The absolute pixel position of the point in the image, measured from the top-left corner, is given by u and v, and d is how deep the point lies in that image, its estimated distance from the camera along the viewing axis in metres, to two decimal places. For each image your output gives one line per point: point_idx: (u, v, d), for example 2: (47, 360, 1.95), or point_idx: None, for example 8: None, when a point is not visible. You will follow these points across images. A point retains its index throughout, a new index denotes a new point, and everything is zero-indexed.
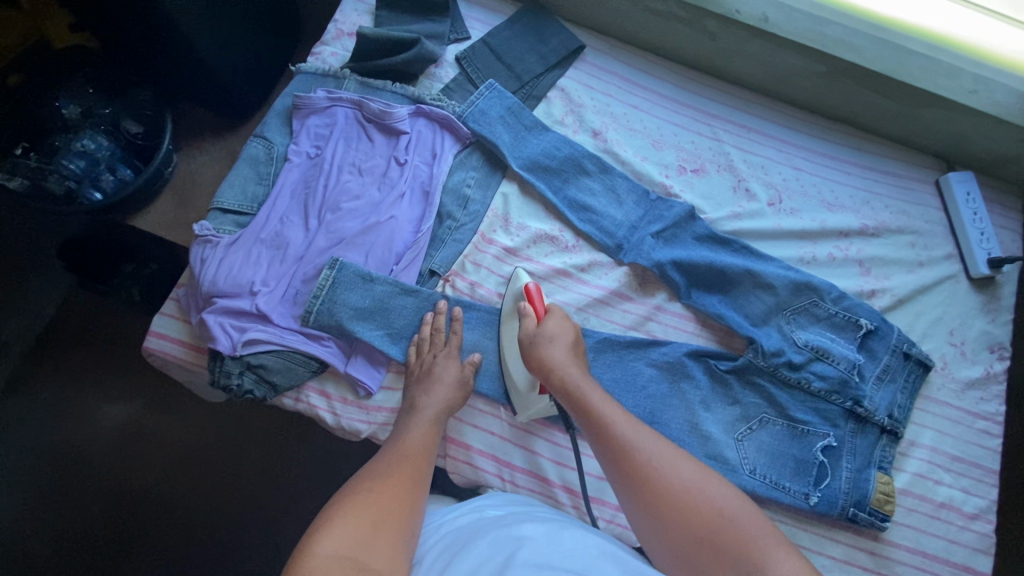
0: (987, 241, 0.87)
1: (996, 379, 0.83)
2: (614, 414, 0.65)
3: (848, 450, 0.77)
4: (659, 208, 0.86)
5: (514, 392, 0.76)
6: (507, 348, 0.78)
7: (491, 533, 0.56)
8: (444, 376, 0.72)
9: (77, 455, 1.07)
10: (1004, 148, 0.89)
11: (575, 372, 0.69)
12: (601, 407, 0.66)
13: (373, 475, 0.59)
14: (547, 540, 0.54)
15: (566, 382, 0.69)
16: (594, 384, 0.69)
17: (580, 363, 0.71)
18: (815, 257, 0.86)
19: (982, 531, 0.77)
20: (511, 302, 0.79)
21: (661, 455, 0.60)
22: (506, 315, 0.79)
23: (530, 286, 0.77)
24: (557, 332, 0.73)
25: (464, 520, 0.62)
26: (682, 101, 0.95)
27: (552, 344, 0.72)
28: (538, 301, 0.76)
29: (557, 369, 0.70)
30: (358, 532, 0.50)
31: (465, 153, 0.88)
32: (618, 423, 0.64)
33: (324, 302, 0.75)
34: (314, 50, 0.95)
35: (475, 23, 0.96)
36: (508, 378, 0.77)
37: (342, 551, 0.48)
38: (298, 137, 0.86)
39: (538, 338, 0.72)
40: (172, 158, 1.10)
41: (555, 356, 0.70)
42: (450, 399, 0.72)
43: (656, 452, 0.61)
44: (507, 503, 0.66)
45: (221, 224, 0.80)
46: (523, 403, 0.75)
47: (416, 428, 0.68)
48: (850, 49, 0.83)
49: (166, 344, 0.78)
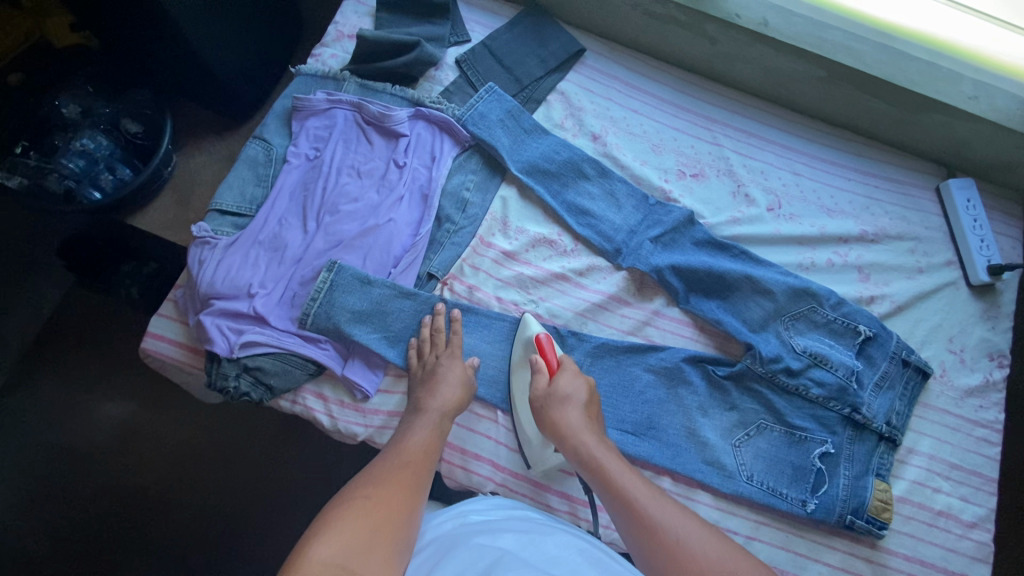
0: (987, 248, 0.87)
1: (995, 386, 0.83)
2: (636, 488, 0.63)
3: (846, 457, 0.77)
4: (658, 213, 0.86)
5: (527, 447, 0.74)
6: (518, 403, 0.76)
7: (474, 538, 0.56)
8: (449, 379, 0.72)
9: (75, 453, 1.07)
10: (1005, 155, 0.89)
11: (592, 440, 0.68)
12: (621, 480, 0.64)
13: (374, 478, 0.59)
14: (531, 546, 0.55)
15: (583, 451, 0.67)
16: (611, 453, 0.68)
17: (595, 426, 0.70)
18: (814, 263, 0.86)
19: (980, 540, 0.76)
20: (520, 350, 0.78)
21: (689, 533, 0.60)
22: (516, 364, 0.78)
23: (542, 336, 0.75)
24: (570, 391, 0.71)
25: (446, 527, 0.61)
26: (682, 106, 0.95)
27: (566, 407, 0.70)
28: (550, 354, 0.74)
29: (573, 436, 0.68)
30: (354, 537, 0.51)
31: (464, 156, 0.88)
32: (640, 499, 0.62)
33: (322, 305, 0.75)
34: (314, 52, 0.94)
35: (475, 26, 0.96)
36: (519, 432, 0.75)
37: (337, 554, 0.48)
38: (297, 138, 0.86)
39: (551, 400, 0.71)
40: (171, 158, 1.10)
41: (570, 420, 0.69)
42: (453, 402, 0.71)
43: (684, 530, 0.60)
44: (490, 507, 0.66)
45: (220, 225, 0.80)
46: (536, 457, 0.74)
47: (419, 432, 0.67)
48: (850, 55, 0.83)
49: (164, 346, 0.78)
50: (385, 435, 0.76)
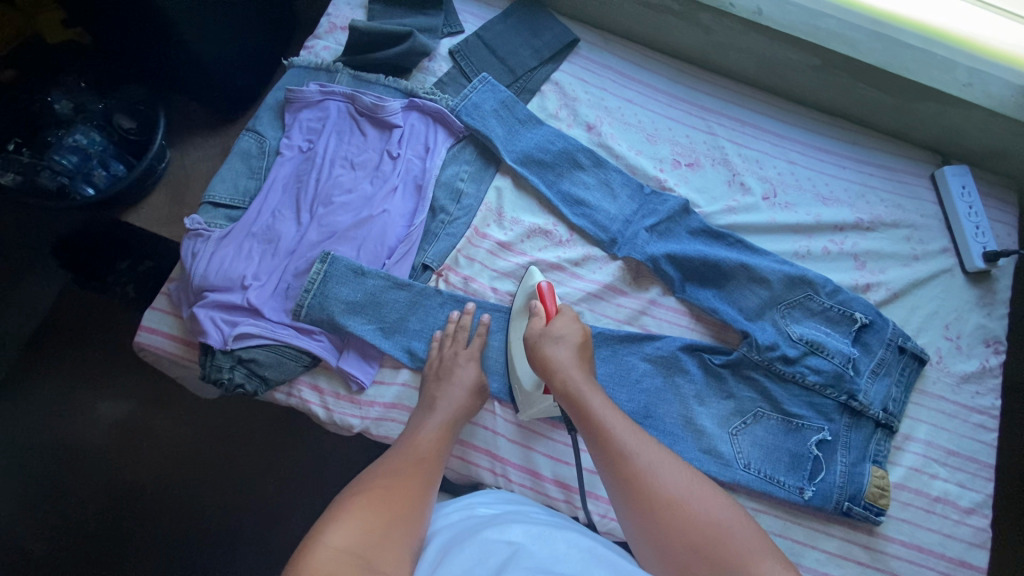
0: (983, 234, 0.87)
1: (992, 372, 0.83)
2: (615, 420, 0.62)
3: (843, 444, 0.77)
4: (653, 202, 0.86)
5: (519, 392, 0.75)
6: (515, 352, 0.77)
7: (483, 532, 0.56)
8: (462, 380, 0.72)
9: (72, 452, 1.06)
10: (999, 142, 0.89)
11: (579, 376, 0.67)
12: (603, 412, 0.63)
13: (385, 471, 0.59)
14: (541, 540, 0.54)
15: (568, 384, 0.66)
16: (596, 389, 0.67)
17: (586, 366, 0.69)
18: (810, 251, 0.86)
19: (978, 526, 0.76)
20: (522, 299, 0.79)
21: (660, 462, 0.58)
22: (517, 312, 0.79)
23: (543, 285, 0.75)
24: (563, 333, 0.71)
25: (456, 519, 0.62)
26: (676, 95, 0.94)
27: (559, 346, 0.70)
28: (549, 301, 0.74)
29: (559, 369, 0.68)
30: (365, 527, 0.51)
31: (458, 147, 0.87)
32: (617, 430, 0.61)
33: (315, 296, 0.74)
34: (306, 44, 0.94)
35: (468, 17, 0.95)
36: (513, 377, 0.76)
37: (347, 544, 0.48)
38: (290, 130, 0.86)
39: (543, 337, 0.71)
40: (164, 154, 1.10)
41: (560, 357, 0.69)
42: (464, 405, 0.71)
43: (658, 463, 0.58)
44: (496, 500, 0.66)
45: (213, 218, 0.80)
46: (526, 401, 0.75)
47: (431, 429, 0.67)
48: (844, 43, 0.83)
49: (157, 339, 0.77)
50: (382, 426, 0.75)
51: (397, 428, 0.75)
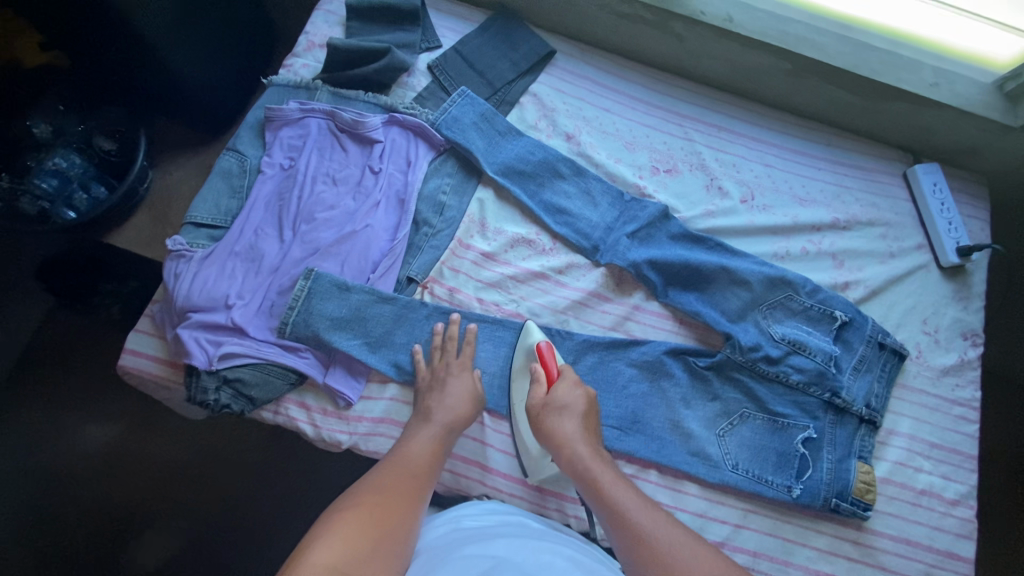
0: (956, 230, 0.89)
1: (971, 365, 0.85)
2: (627, 498, 0.62)
3: (829, 441, 0.78)
4: (633, 209, 0.87)
5: (525, 457, 0.75)
6: (517, 413, 0.76)
7: (466, 547, 0.56)
8: (456, 391, 0.73)
9: (60, 479, 1.05)
10: (967, 138, 0.92)
11: (586, 451, 0.67)
12: (614, 491, 0.63)
13: (375, 487, 0.59)
14: (523, 551, 0.55)
15: (576, 461, 0.67)
16: (605, 464, 0.67)
17: (592, 438, 0.70)
18: (789, 252, 0.88)
19: (963, 517, 0.78)
20: (522, 358, 0.79)
21: (676, 544, 0.57)
22: (517, 373, 0.78)
23: (543, 345, 0.76)
24: (567, 401, 0.72)
25: (440, 533, 0.62)
26: (653, 103, 0.96)
27: (563, 416, 0.70)
28: (550, 362, 0.75)
29: (567, 445, 0.68)
30: (351, 542, 0.50)
31: (439, 160, 0.88)
32: (629, 508, 0.61)
33: (300, 313, 0.75)
34: (285, 63, 0.94)
35: (446, 31, 0.96)
36: (518, 441, 0.76)
37: (333, 560, 0.48)
38: (271, 148, 0.86)
39: (548, 407, 0.71)
40: (146, 175, 1.09)
41: (564, 429, 0.69)
42: (461, 415, 0.71)
43: (672, 545, 0.57)
44: (484, 512, 0.67)
45: (195, 238, 0.80)
46: (534, 467, 0.74)
47: (424, 441, 0.67)
48: (813, 47, 0.85)
49: (142, 362, 0.77)
50: (371, 441, 0.75)
51: (386, 442, 0.75)
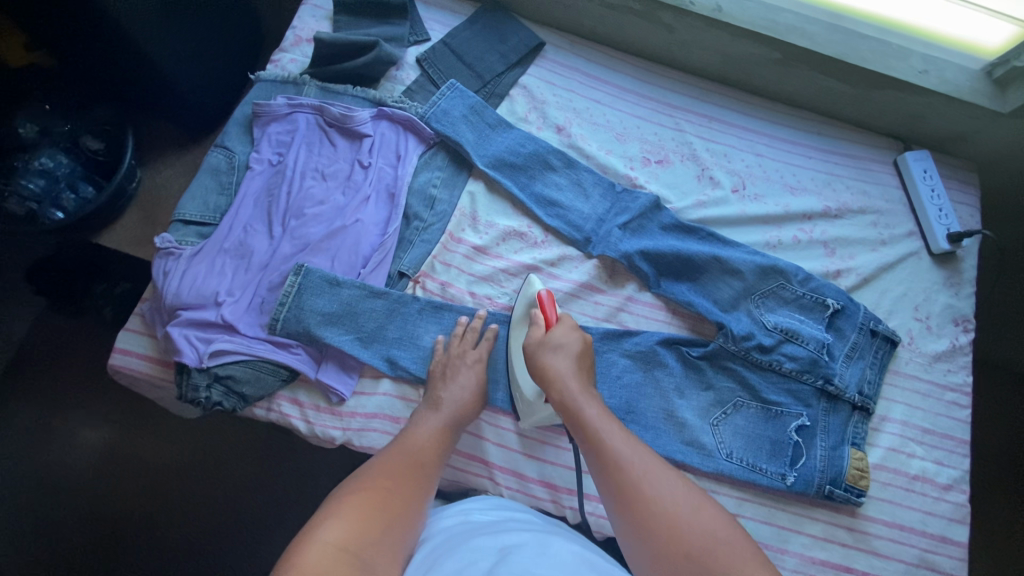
0: (946, 216, 0.89)
1: (962, 350, 0.85)
2: (613, 434, 0.63)
3: (822, 428, 0.78)
4: (625, 200, 0.87)
5: (519, 399, 0.75)
6: (514, 357, 0.77)
7: (475, 538, 0.56)
8: (465, 380, 0.73)
9: (54, 481, 1.04)
10: (957, 125, 0.92)
11: (577, 387, 0.68)
12: (601, 425, 0.64)
13: (382, 470, 0.60)
14: (532, 544, 0.55)
15: (565, 397, 0.67)
16: (594, 400, 0.68)
17: (584, 376, 0.70)
18: (780, 241, 0.88)
19: (956, 502, 0.78)
20: (522, 306, 0.79)
21: (653, 475, 0.59)
22: (517, 321, 0.79)
23: (544, 293, 0.76)
24: (563, 342, 0.72)
25: (450, 524, 0.62)
26: (643, 94, 0.96)
27: (558, 354, 0.71)
28: (550, 310, 0.74)
29: (558, 381, 0.68)
30: (360, 525, 0.52)
31: (429, 153, 0.88)
32: (613, 442, 0.62)
33: (291, 310, 0.74)
34: (272, 58, 0.93)
35: (434, 24, 0.96)
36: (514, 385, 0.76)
37: (342, 540, 0.50)
38: (259, 145, 0.85)
39: (543, 346, 0.72)
40: (134, 173, 1.09)
41: (558, 365, 0.70)
42: (468, 404, 0.72)
43: (651, 474, 0.59)
44: (493, 507, 0.67)
45: (184, 236, 0.79)
46: (527, 411, 0.74)
47: (430, 429, 0.68)
48: (803, 36, 0.85)
49: (132, 361, 0.76)
50: (364, 437, 0.75)
51: (379, 437, 0.75)
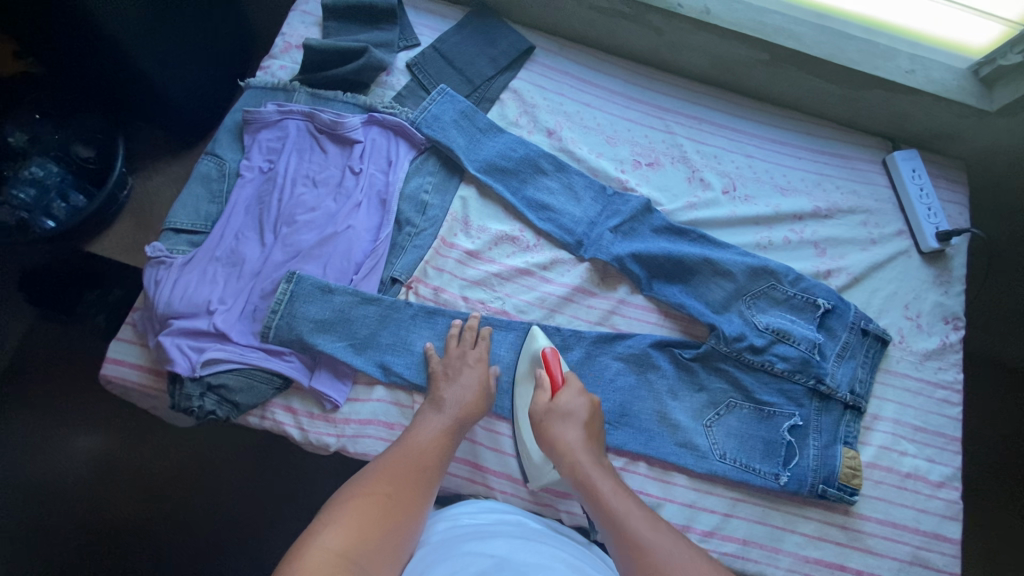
0: (935, 215, 0.90)
1: (952, 348, 0.86)
2: (625, 504, 0.61)
3: (815, 428, 0.79)
4: (616, 203, 0.87)
5: (527, 463, 0.74)
6: (520, 418, 0.76)
7: (467, 543, 0.57)
8: (467, 381, 0.73)
9: (49, 492, 1.03)
10: (945, 125, 0.92)
11: (587, 459, 0.66)
12: (611, 496, 0.62)
13: (383, 472, 0.60)
14: (523, 551, 0.56)
15: (576, 468, 0.66)
16: (606, 473, 0.66)
17: (594, 448, 0.69)
18: (771, 241, 0.88)
19: (948, 498, 0.79)
20: (527, 364, 0.78)
21: (667, 546, 0.55)
22: (522, 379, 0.78)
23: (548, 351, 0.76)
24: (571, 409, 0.71)
25: (439, 530, 0.63)
26: (634, 97, 0.96)
27: (566, 423, 0.70)
28: (555, 368, 0.74)
29: (568, 452, 0.67)
30: (359, 531, 0.52)
31: (421, 159, 0.88)
32: (625, 512, 0.60)
33: (283, 317, 0.74)
34: (262, 65, 0.93)
35: (424, 29, 0.96)
36: (520, 447, 0.75)
37: (341, 547, 0.50)
38: (249, 152, 0.85)
39: (550, 414, 0.71)
40: (126, 182, 1.08)
41: (567, 437, 0.68)
42: (470, 406, 0.72)
43: (664, 547, 0.55)
44: (483, 510, 0.67)
45: (175, 244, 0.79)
46: (534, 471, 0.74)
47: (432, 431, 0.67)
48: (790, 37, 0.86)
49: (124, 371, 0.76)
50: (358, 443, 0.75)
51: (374, 443, 0.75)
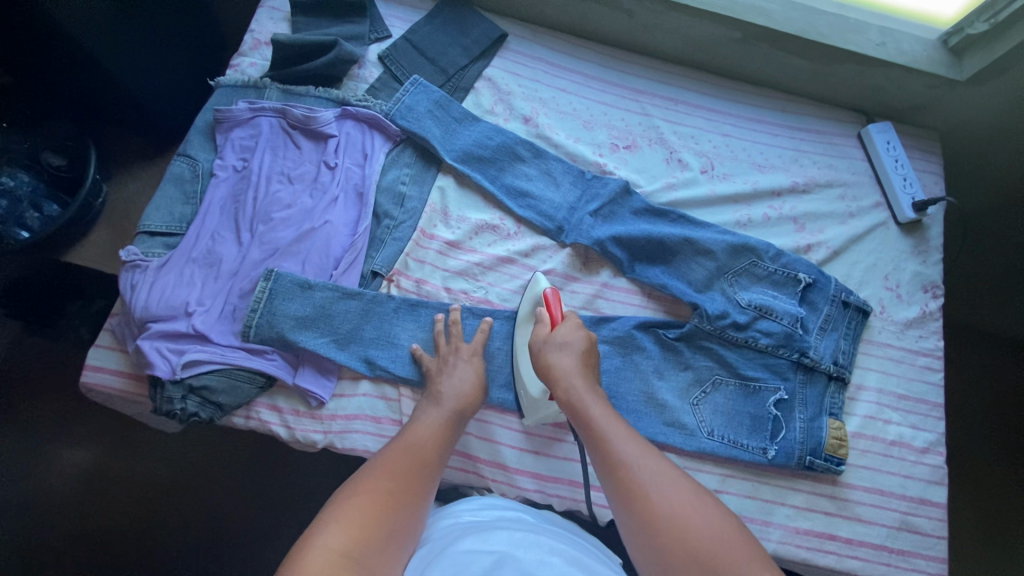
0: (911, 186, 0.90)
1: (933, 316, 0.87)
2: (619, 434, 0.61)
3: (800, 401, 0.80)
4: (595, 186, 0.87)
5: (525, 396, 0.75)
6: (519, 353, 0.77)
7: (465, 540, 0.56)
8: (463, 374, 0.73)
9: (41, 505, 1.02)
10: (917, 96, 0.93)
11: (582, 385, 0.66)
12: (604, 421, 0.63)
13: (382, 467, 0.60)
14: (523, 546, 0.55)
15: (571, 393, 0.66)
16: (599, 397, 0.66)
17: (589, 373, 0.69)
18: (750, 219, 0.89)
19: (934, 464, 0.80)
20: (528, 305, 0.79)
21: (659, 476, 0.57)
22: (523, 319, 0.79)
23: (550, 292, 0.76)
24: (567, 339, 0.71)
25: (439, 529, 0.62)
26: (609, 81, 0.96)
27: (562, 352, 0.70)
28: (555, 307, 0.74)
29: (563, 378, 0.67)
30: (361, 531, 0.52)
31: (397, 150, 0.87)
32: (618, 441, 0.60)
33: (263, 315, 0.74)
34: (231, 63, 0.92)
35: (394, 21, 0.95)
36: (519, 380, 0.76)
37: (342, 547, 0.50)
38: (222, 151, 0.84)
39: (547, 345, 0.71)
40: (100, 188, 1.06)
41: (562, 363, 0.68)
42: (467, 401, 0.70)
43: (657, 478, 0.57)
44: (483, 507, 0.66)
45: (150, 247, 0.78)
46: (532, 408, 0.75)
47: (432, 423, 0.66)
48: (760, 13, 0.86)
49: (104, 377, 0.75)
50: (346, 439, 0.75)
51: (362, 438, 0.75)
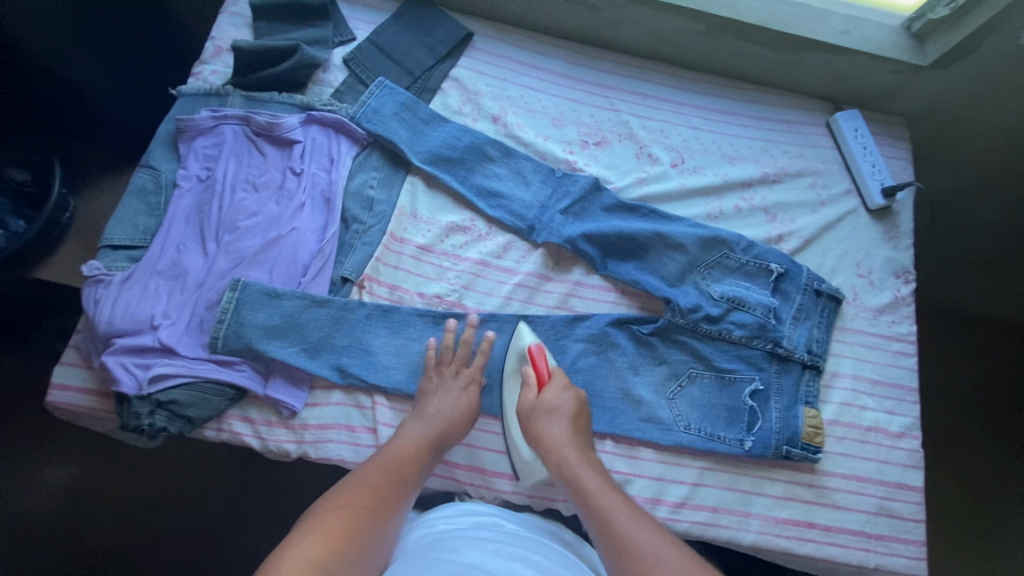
0: (879, 171, 0.91)
1: (905, 301, 0.87)
2: (611, 500, 0.61)
3: (775, 390, 0.80)
4: (565, 184, 0.86)
5: (518, 462, 0.74)
6: (508, 416, 0.76)
7: (437, 550, 0.56)
8: (450, 390, 0.73)
9: (20, 526, 1.00)
10: (883, 83, 0.94)
11: (574, 455, 0.67)
12: (597, 492, 0.62)
13: (360, 482, 0.60)
14: (495, 557, 0.54)
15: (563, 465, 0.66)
16: (594, 468, 0.66)
17: (580, 441, 0.69)
18: (721, 211, 0.89)
19: (910, 448, 0.80)
20: (513, 360, 0.78)
21: (649, 539, 0.56)
22: (509, 376, 0.78)
23: (534, 348, 0.76)
24: (557, 405, 0.71)
25: (413, 538, 0.62)
26: (577, 77, 0.95)
27: (551, 419, 0.70)
28: (541, 364, 0.74)
29: (554, 448, 0.67)
30: (337, 543, 0.51)
31: (364, 154, 0.86)
32: (609, 508, 0.60)
33: (230, 325, 0.73)
34: (194, 71, 0.91)
35: (358, 23, 0.94)
36: (509, 442, 0.75)
37: (317, 557, 0.49)
38: (185, 161, 0.83)
39: (536, 412, 0.71)
40: (67, 203, 1.02)
41: (554, 433, 0.68)
42: (451, 417, 0.70)
43: (646, 539, 0.56)
44: (458, 512, 0.66)
45: (114, 261, 0.77)
46: (527, 472, 0.73)
47: (411, 437, 0.67)
48: (724, 5, 0.86)
49: (70, 396, 0.73)
50: (320, 448, 0.74)
51: (336, 447, 0.74)
